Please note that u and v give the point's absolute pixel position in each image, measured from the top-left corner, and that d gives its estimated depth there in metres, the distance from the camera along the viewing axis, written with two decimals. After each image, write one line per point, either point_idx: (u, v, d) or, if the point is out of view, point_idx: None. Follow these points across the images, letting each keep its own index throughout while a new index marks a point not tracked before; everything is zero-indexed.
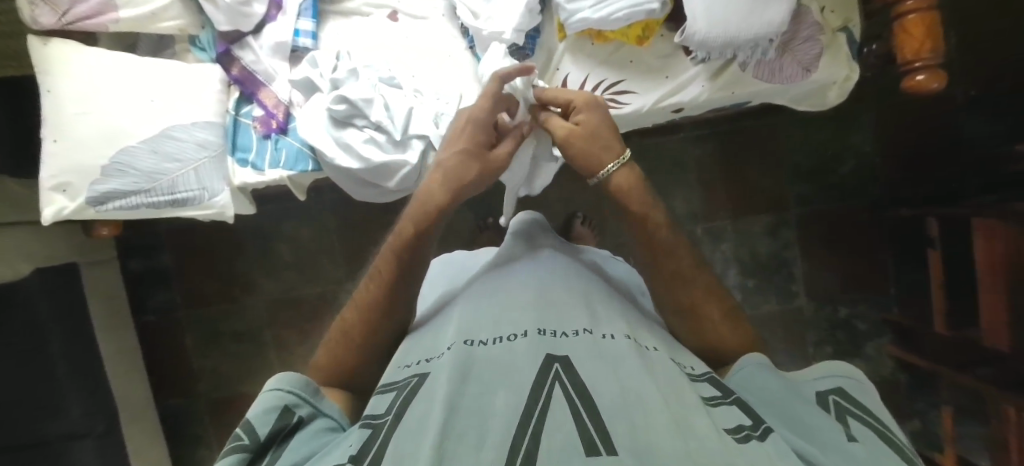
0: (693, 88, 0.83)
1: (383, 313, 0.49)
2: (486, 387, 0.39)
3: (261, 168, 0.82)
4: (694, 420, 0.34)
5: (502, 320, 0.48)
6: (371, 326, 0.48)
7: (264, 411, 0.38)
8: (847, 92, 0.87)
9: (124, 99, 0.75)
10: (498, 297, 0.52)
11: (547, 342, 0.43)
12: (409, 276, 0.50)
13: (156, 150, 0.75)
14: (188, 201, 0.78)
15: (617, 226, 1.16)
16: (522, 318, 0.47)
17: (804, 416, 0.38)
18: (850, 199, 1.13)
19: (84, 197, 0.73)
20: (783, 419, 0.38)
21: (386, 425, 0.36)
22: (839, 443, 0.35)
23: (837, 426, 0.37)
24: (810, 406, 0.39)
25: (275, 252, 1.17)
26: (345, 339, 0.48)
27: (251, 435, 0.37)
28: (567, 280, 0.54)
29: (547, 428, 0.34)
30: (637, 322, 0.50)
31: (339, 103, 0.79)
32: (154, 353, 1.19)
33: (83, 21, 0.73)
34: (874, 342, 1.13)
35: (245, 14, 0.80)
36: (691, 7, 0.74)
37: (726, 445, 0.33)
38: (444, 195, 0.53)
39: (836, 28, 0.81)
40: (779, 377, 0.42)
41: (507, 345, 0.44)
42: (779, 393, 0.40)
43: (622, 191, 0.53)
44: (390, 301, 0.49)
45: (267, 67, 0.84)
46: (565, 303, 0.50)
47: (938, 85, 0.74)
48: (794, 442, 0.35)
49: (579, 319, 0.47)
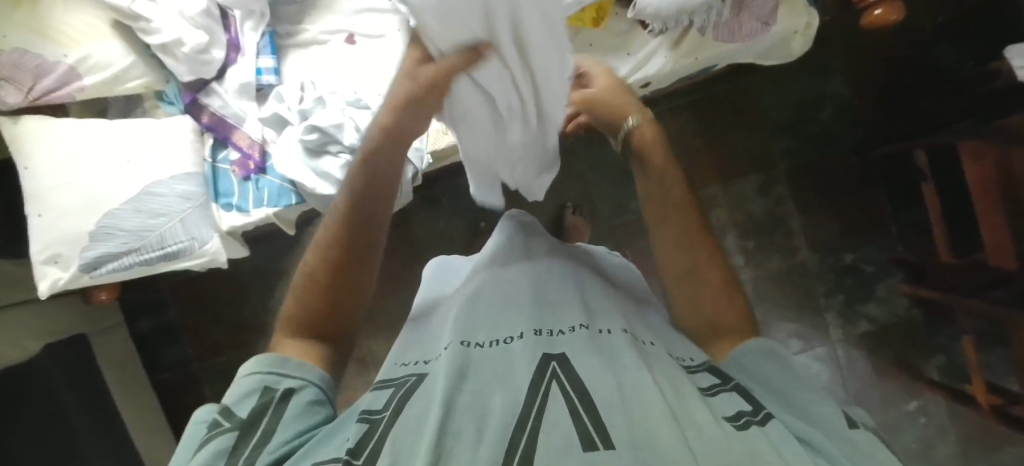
0: (656, 61, 0.84)
1: (351, 278, 0.47)
2: (485, 386, 0.39)
3: (247, 209, 0.84)
4: (688, 411, 0.35)
5: (500, 322, 0.47)
6: (345, 259, 0.46)
7: (244, 395, 0.40)
8: (810, 40, 0.88)
9: (102, 163, 0.76)
10: (495, 299, 0.51)
11: (544, 341, 0.43)
12: (374, 204, 0.47)
13: (140, 208, 0.76)
14: (179, 253, 0.79)
15: (608, 210, 1.16)
16: (519, 320, 0.47)
17: (805, 404, 0.38)
18: (835, 145, 1.12)
19: (77, 265, 0.74)
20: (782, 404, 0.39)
21: (385, 419, 0.37)
22: (840, 429, 0.35)
23: (837, 411, 0.37)
24: (815, 393, 0.39)
25: (277, 290, 1.18)
26: (311, 277, 0.47)
27: (234, 417, 0.38)
28: (562, 278, 0.54)
29: (544, 426, 0.34)
30: (633, 315, 0.50)
31: (311, 132, 0.80)
32: (174, 409, 1.19)
33: (47, 94, 0.74)
34: (884, 284, 1.12)
35: (205, 61, 0.80)
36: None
37: (720, 431, 0.33)
38: (387, 116, 0.47)
39: None
40: (792, 367, 0.41)
41: (504, 346, 0.43)
42: (785, 379, 0.40)
43: (647, 147, 0.53)
44: (352, 260, 0.46)
45: (235, 110, 0.84)
46: (564, 304, 0.49)
47: (897, 16, 0.73)
48: (794, 427, 0.36)
49: (575, 315, 0.47)
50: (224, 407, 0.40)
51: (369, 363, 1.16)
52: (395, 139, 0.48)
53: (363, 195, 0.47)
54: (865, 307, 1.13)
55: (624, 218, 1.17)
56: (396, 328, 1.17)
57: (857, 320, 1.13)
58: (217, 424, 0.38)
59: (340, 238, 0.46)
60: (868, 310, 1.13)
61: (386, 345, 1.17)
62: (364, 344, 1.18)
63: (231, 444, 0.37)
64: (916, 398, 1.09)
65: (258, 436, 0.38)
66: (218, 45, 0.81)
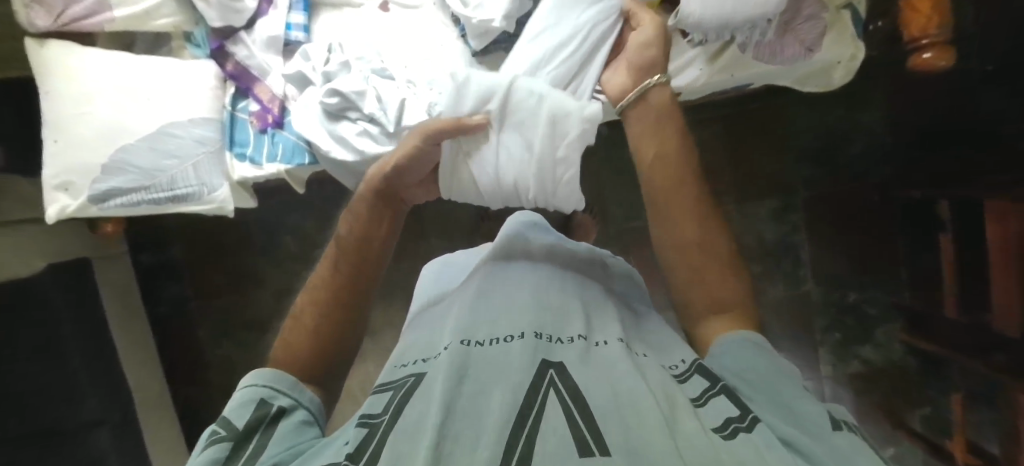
0: (690, 72, 0.82)
1: (339, 329, 0.50)
2: (484, 387, 0.39)
3: (260, 163, 0.84)
4: (679, 416, 0.35)
5: (500, 321, 0.47)
6: (335, 310, 0.50)
7: (240, 407, 0.41)
8: (853, 73, 0.85)
9: (122, 97, 0.76)
10: (492, 293, 0.52)
11: (542, 347, 0.43)
12: (363, 257, 0.51)
13: (155, 147, 0.77)
14: (188, 197, 0.80)
15: (619, 212, 1.16)
16: (519, 320, 0.46)
17: (789, 398, 0.38)
18: (858, 180, 1.12)
19: (86, 195, 0.74)
20: (772, 405, 0.38)
21: (384, 423, 0.38)
22: (821, 429, 0.35)
23: (821, 412, 0.36)
24: (801, 391, 0.39)
25: (280, 243, 1.20)
26: (304, 323, 0.50)
27: (231, 426, 0.40)
28: (562, 285, 0.54)
29: (540, 430, 0.34)
30: (633, 331, 0.50)
31: (332, 96, 0.80)
32: (166, 343, 1.22)
33: (77, 22, 0.75)
34: (884, 328, 1.11)
35: (237, 9, 0.80)
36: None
37: (710, 438, 0.33)
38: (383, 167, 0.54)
39: (839, 5, 0.78)
40: (770, 359, 0.41)
41: (503, 346, 0.43)
42: (765, 372, 0.40)
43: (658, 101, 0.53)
44: (344, 313, 0.50)
45: (261, 62, 0.83)
46: (561, 308, 0.49)
47: (946, 63, 0.71)
48: (780, 428, 0.35)
49: (575, 326, 0.47)
50: (222, 417, 0.41)
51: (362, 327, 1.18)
52: (384, 196, 0.54)
53: (348, 249, 0.51)
54: (862, 348, 1.13)
55: (633, 223, 1.16)
56: (394, 298, 1.19)
57: (850, 359, 1.13)
58: (214, 433, 0.39)
59: (329, 288, 0.50)
60: (863, 351, 1.13)
61: (380, 312, 1.18)
62: None
63: (225, 454, 0.38)
64: (895, 444, 1.09)
65: (250, 450, 0.39)
66: None
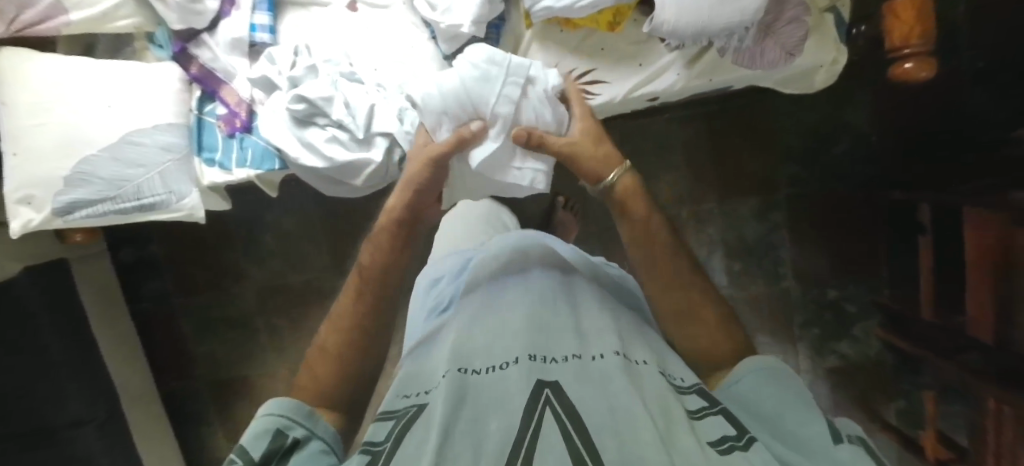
0: (668, 76, 0.79)
1: (363, 353, 0.51)
2: (481, 413, 0.38)
3: (228, 168, 0.83)
4: (675, 434, 0.35)
5: (496, 342, 0.46)
6: (359, 337, 0.51)
7: (258, 436, 0.41)
8: (836, 76, 0.83)
9: (82, 105, 0.74)
10: (489, 312, 0.51)
11: (538, 366, 0.42)
12: (384, 285, 0.53)
13: (119, 157, 0.75)
14: (155, 206, 0.78)
15: (599, 210, 1.16)
16: (515, 339, 0.45)
17: (796, 420, 0.39)
18: (842, 177, 1.10)
19: (50, 207, 0.73)
20: (776, 427, 0.39)
21: (384, 453, 0.38)
22: (826, 446, 0.37)
23: (827, 430, 0.38)
24: (807, 410, 0.40)
25: (260, 240, 1.19)
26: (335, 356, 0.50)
27: (247, 456, 0.40)
28: (560, 294, 0.52)
29: (538, 454, 0.34)
30: (632, 334, 0.48)
31: (299, 102, 0.78)
32: (151, 338, 1.24)
33: (30, 28, 0.73)
34: (862, 325, 1.11)
35: (197, 11, 0.76)
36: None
37: (705, 455, 0.34)
38: (394, 201, 0.58)
39: (823, 8, 0.76)
40: (781, 382, 0.43)
41: (500, 372, 0.42)
42: (779, 400, 0.41)
43: (631, 197, 0.53)
44: (371, 338, 0.52)
45: (225, 65, 0.81)
46: (557, 322, 0.48)
47: (929, 74, 0.68)
48: (778, 448, 0.37)
49: (570, 341, 0.45)
50: (239, 449, 0.41)
51: None
52: (405, 226, 0.57)
53: (373, 276, 0.54)
54: (840, 344, 1.13)
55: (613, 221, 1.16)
56: None
57: (827, 354, 1.13)
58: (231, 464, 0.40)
59: (352, 314, 0.52)
60: (843, 348, 1.12)
61: None
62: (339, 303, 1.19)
63: None
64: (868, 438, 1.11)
65: None
66: None
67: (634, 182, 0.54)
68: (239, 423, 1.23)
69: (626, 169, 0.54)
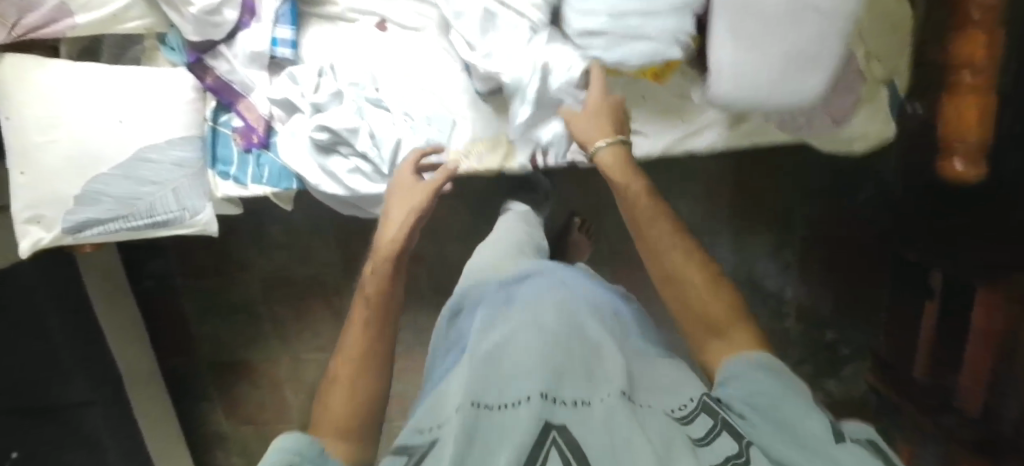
0: (708, 135, 0.76)
1: (369, 381, 0.52)
2: (489, 449, 0.35)
3: (244, 183, 0.79)
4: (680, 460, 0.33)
5: (506, 368, 0.43)
6: (364, 364, 0.53)
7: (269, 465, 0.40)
8: (876, 146, 0.80)
9: (92, 118, 0.70)
10: (502, 338, 0.47)
11: (550, 395, 0.38)
12: (385, 302, 0.58)
13: (130, 175, 0.72)
14: (168, 222, 0.76)
15: (612, 230, 1.15)
16: (526, 365, 0.42)
17: (792, 418, 0.37)
18: (860, 223, 1.09)
19: (60, 227, 0.71)
20: (779, 430, 0.37)
21: None
22: (827, 447, 0.35)
23: (826, 429, 0.36)
24: (807, 409, 0.38)
25: (266, 231, 1.17)
26: (348, 389, 0.51)
27: None
28: (571, 322, 0.50)
29: None
30: (646, 373, 0.46)
31: (321, 131, 0.74)
32: (154, 315, 1.25)
33: (34, 32, 0.67)
34: (853, 366, 1.15)
35: (215, 23, 0.70)
36: (720, 51, 0.63)
37: None
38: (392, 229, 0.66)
39: (880, 79, 0.73)
40: (775, 376, 0.41)
41: (511, 402, 0.39)
42: (780, 398, 0.39)
43: (615, 163, 0.61)
44: (371, 365, 0.53)
45: (244, 78, 0.76)
46: (569, 351, 0.45)
47: (976, 175, 0.67)
48: (786, 457, 0.35)
49: (581, 373, 0.43)
50: None
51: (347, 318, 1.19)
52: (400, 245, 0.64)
53: (372, 297, 0.59)
54: (828, 381, 1.17)
55: (626, 244, 1.16)
56: None
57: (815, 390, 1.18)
58: None
59: (357, 344, 0.55)
60: (830, 385, 1.17)
61: None
62: (344, 299, 1.19)
63: None
64: None
65: None
66: (230, 5, 0.70)
67: (624, 151, 0.62)
68: (240, 402, 1.27)
69: (613, 140, 0.63)
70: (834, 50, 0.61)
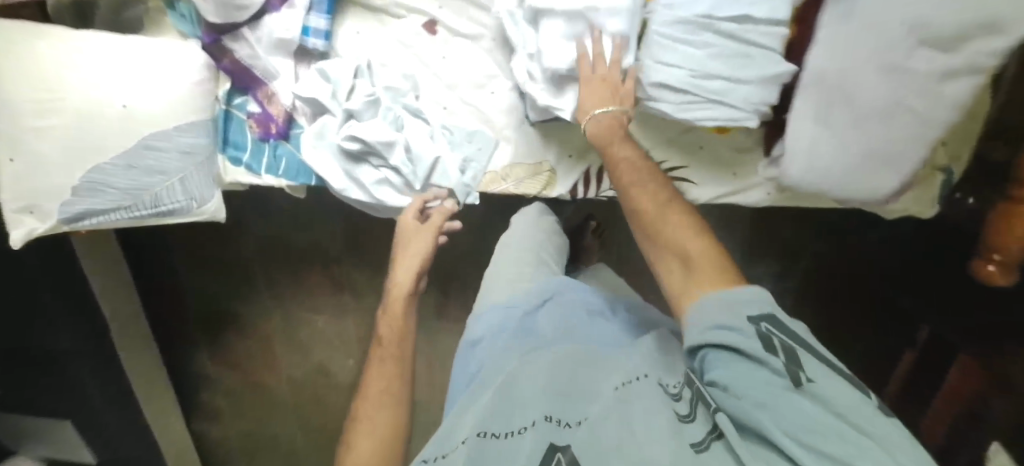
0: (757, 194, 0.74)
1: (389, 425, 0.53)
2: None
3: (258, 172, 0.72)
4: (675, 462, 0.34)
5: (513, 405, 0.44)
6: (385, 406, 0.54)
7: None
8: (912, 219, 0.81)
9: (94, 99, 0.61)
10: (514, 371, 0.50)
11: (554, 429, 0.40)
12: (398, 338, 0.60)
13: (136, 164, 0.64)
14: (175, 213, 0.69)
15: (624, 239, 1.14)
16: (534, 402, 0.43)
17: (758, 379, 0.36)
18: None
19: (56, 217, 0.64)
20: (757, 396, 0.35)
21: None
22: (783, 395, 0.34)
23: (783, 368, 0.35)
24: (763, 356, 0.37)
25: (265, 192, 1.10)
26: (374, 439, 0.52)
27: None
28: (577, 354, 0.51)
29: None
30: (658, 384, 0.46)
31: (352, 139, 0.67)
32: (140, 260, 1.20)
33: None
34: None
35: (240, 6, 0.63)
36: (798, 129, 0.60)
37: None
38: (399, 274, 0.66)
39: (938, 165, 0.71)
40: (736, 315, 0.39)
41: (516, 437, 0.40)
42: (747, 362, 0.37)
43: (606, 133, 0.59)
44: (386, 406, 0.54)
45: (267, 65, 0.68)
46: (575, 385, 0.46)
47: (1005, 281, 0.68)
48: (774, 431, 0.33)
49: (590, 405, 0.43)
50: None
51: (345, 288, 1.17)
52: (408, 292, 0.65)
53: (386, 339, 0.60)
54: None
55: (635, 253, 1.15)
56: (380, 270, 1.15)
57: None
58: None
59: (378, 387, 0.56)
60: None
61: (366, 278, 1.16)
62: (344, 270, 1.16)
63: None
64: None
65: None
66: None
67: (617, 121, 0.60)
68: (227, 352, 1.27)
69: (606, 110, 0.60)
70: (916, 156, 0.59)
